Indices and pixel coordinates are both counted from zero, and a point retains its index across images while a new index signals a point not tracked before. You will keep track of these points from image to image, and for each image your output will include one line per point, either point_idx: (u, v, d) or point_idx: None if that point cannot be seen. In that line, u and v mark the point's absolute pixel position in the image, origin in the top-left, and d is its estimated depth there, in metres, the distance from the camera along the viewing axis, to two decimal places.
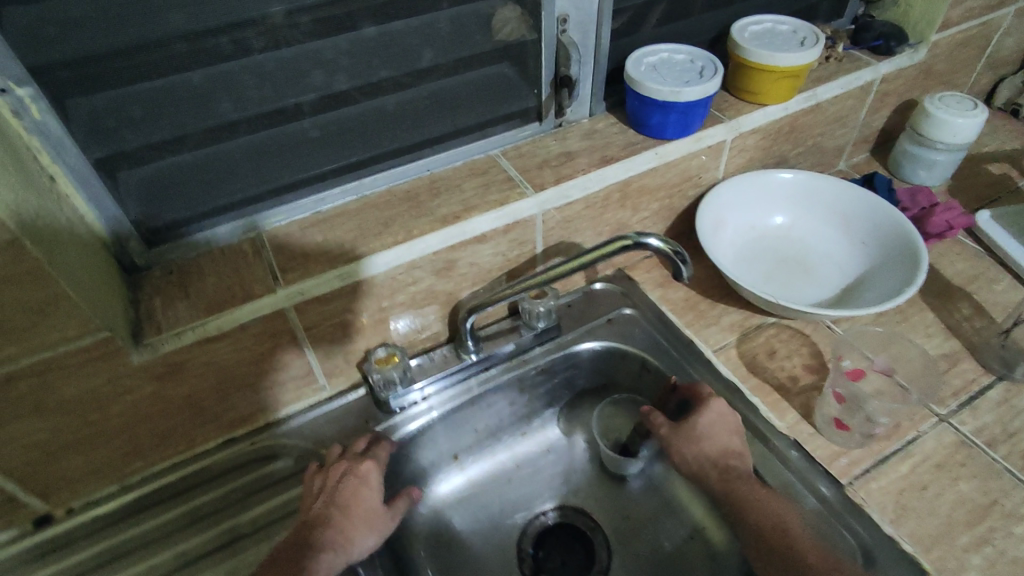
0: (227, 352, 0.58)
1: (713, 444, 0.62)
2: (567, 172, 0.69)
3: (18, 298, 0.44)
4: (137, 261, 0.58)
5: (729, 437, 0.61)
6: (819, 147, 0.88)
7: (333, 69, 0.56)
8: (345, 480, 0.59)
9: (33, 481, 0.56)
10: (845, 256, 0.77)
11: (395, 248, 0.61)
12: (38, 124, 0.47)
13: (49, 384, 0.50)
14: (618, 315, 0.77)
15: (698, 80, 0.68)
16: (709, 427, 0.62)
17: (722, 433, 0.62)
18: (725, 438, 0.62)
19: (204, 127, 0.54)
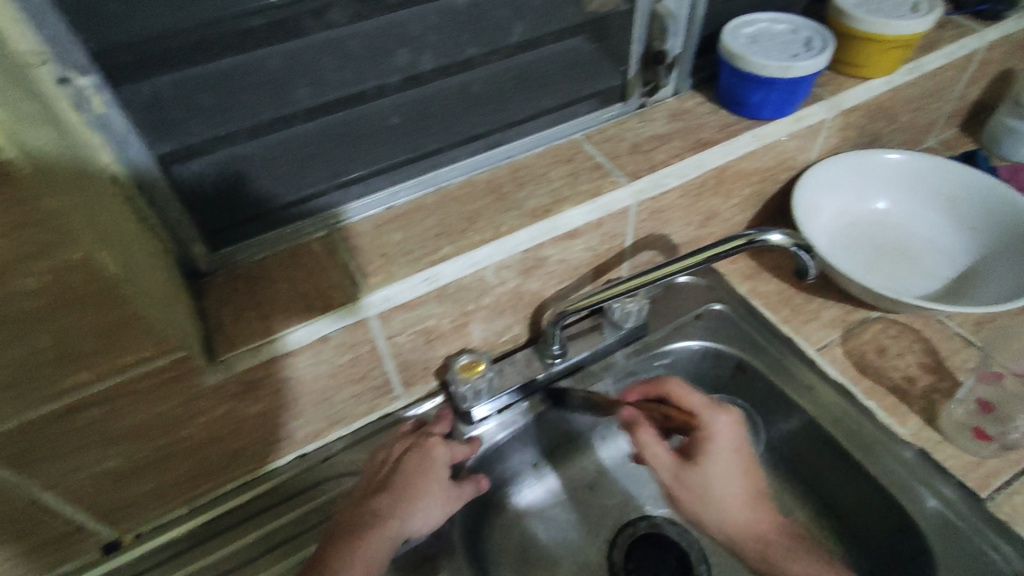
0: (306, 366, 0.52)
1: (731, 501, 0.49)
2: (661, 157, 0.62)
3: (92, 322, 0.38)
4: (201, 266, 0.52)
5: (748, 475, 0.51)
6: (912, 123, 0.81)
7: (419, 47, 0.50)
8: (410, 453, 0.55)
9: (100, 507, 0.51)
10: (952, 244, 0.71)
11: (484, 246, 0.54)
12: (100, 118, 0.40)
13: (118, 411, 0.45)
14: (707, 310, 0.72)
15: (806, 54, 0.62)
16: (721, 469, 0.50)
17: (732, 471, 0.50)
18: (736, 479, 0.50)
19: (278, 116, 0.48)
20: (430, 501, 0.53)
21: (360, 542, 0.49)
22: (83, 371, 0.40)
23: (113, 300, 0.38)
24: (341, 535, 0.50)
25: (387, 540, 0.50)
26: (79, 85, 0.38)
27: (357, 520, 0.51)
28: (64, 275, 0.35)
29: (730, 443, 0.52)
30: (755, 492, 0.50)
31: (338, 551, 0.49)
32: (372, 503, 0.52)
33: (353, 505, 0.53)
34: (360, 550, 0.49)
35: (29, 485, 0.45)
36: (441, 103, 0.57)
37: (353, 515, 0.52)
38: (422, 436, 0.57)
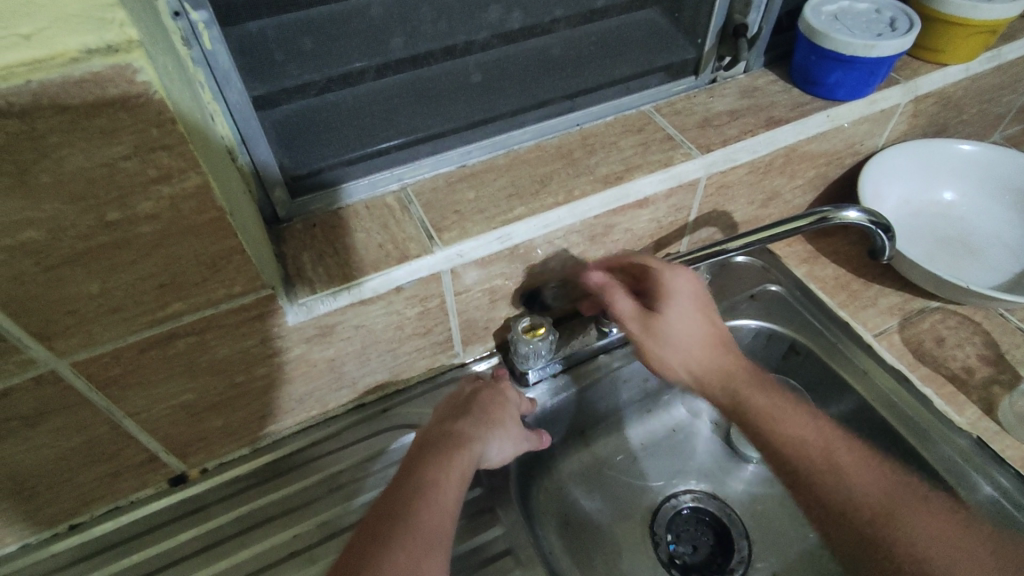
0: (378, 316, 0.53)
1: (688, 333, 0.55)
2: (732, 132, 0.62)
3: (195, 251, 0.39)
4: (278, 212, 0.53)
5: (715, 353, 0.55)
6: (982, 115, 0.79)
7: (510, 5, 0.51)
8: (483, 389, 0.59)
9: (174, 439, 0.52)
10: (1017, 238, 0.70)
11: (557, 208, 0.55)
12: (207, 54, 0.41)
13: (205, 344, 0.46)
14: (762, 291, 0.71)
15: (891, 33, 0.61)
16: (678, 319, 0.55)
17: (694, 312, 0.55)
18: (705, 325, 0.55)
19: (370, 65, 0.49)
20: (503, 438, 0.56)
21: (450, 461, 0.51)
22: (181, 300, 0.42)
23: (217, 231, 0.39)
24: (427, 453, 0.52)
25: (472, 462, 0.52)
26: (193, 19, 0.39)
27: (442, 443, 0.53)
28: (177, 203, 0.36)
29: (696, 292, 0.56)
30: (715, 337, 0.55)
31: (430, 465, 0.50)
32: (455, 430, 0.54)
33: (429, 431, 0.55)
34: (452, 467, 0.51)
35: (116, 410, 0.46)
36: (520, 65, 0.58)
37: (434, 438, 0.54)
38: (494, 380, 0.60)
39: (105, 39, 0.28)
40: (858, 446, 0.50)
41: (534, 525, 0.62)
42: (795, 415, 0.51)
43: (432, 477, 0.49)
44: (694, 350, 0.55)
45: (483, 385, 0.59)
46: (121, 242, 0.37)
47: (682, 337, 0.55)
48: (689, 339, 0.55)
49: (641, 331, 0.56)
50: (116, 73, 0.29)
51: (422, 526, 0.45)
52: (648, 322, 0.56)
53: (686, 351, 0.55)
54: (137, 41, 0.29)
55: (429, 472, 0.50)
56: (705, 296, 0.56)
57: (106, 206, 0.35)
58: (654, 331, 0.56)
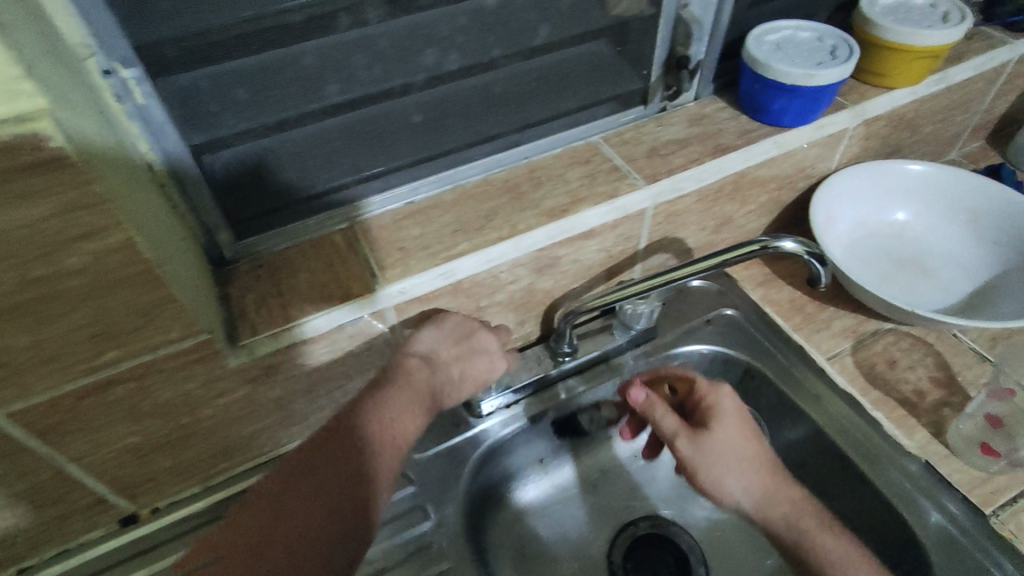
0: (323, 354, 0.54)
1: (751, 459, 0.53)
2: (679, 162, 0.63)
3: (128, 301, 0.40)
4: (225, 254, 0.54)
5: (732, 449, 0.54)
6: (936, 135, 0.80)
7: (447, 46, 0.51)
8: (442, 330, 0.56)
9: (121, 481, 0.53)
10: (970, 259, 0.70)
11: (500, 243, 0.56)
12: (140, 108, 0.42)
13: (146, 389, 0.47)
14: (718, 315, 0.71)
15: (831, 61, 0.62)
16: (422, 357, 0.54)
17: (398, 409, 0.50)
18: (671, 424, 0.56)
19: (307, 111, 0.50)
20: (462, 392, 0.57)
21: (405, 414, 0.49)
22: (116, 348, 0.43)
23: (149, 283, 0.40)
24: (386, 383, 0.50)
25: (427, 418, 0.51)
26: (123, 76, 0.40)
27: (410, 377, 0.51)
28: (103, 257, 0.37)
29: (737, 429, 0.54)
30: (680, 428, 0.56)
31: (384, 404, 0.49)
32: (426, 378, 0.52)
33: (399, 357, 0.53)
34: (415, 388, 0.51)
35: (58, 455, 0.47)
36: (462, 102, 0.58)
37: (402, 371, 0.52)
38: (494, 351, 0.58)
39: (14, 109, 0.29)
40: (733, 448, 0.54)
41: (488, 558, 0.63)
42: (735, 456, 0.53)
43: (391, 440, 0.47)
44: (740, 454, 0.53)
45: (472, 329, 0.57)
46: (48, 296, 0.37)
47: (734, 457, 0.53)
48: (744, 460, 0.53)
49: (692, 446, 0.55)
50: (28, 140, 0.30)
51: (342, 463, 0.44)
52: (697, 440, 0.55)
53: (740, 469, 0.53)
54: (48, 108, 0.30)
55: (380, 398, 0.49)
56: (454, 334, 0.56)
57: (30, 264, 0.35)
58: (705, 448, 0.54)
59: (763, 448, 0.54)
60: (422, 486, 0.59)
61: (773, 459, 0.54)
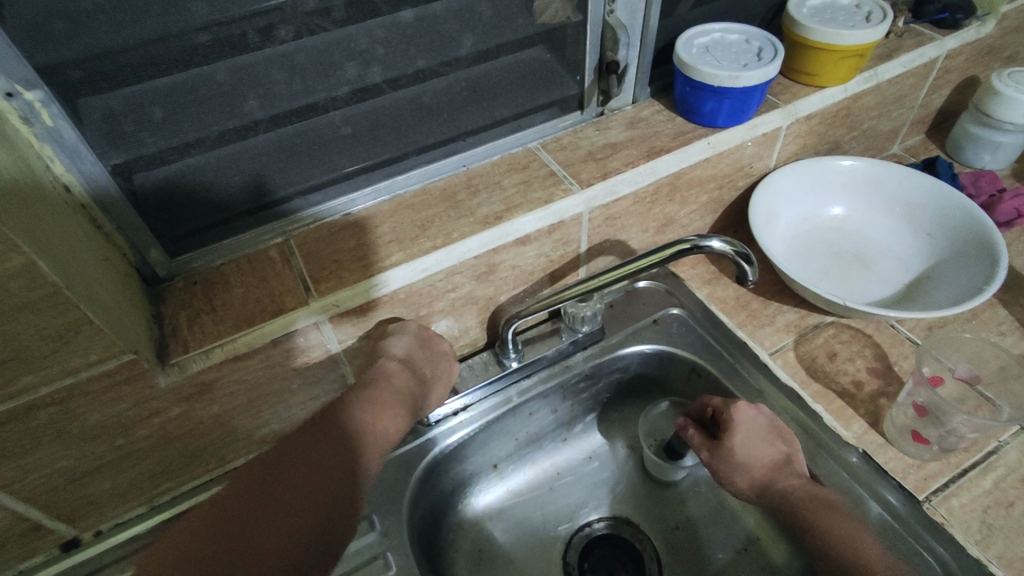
0: (260, 369, 0.54)
1: (758, 460, 0.58)
2: (614, 165, 0.64)
3: (38, 325, 0.40)
4: (158, 272, 0.54)
5: (763, 448, 0.58)
6: (874, 131, 0.82)
7: (367, 60, 0.52)
8: (415, 343, 0.56)
9: (57, 507, 0.52)
10: (907, 250, 0.72)
11: (434, 252, 0.56)
12: (50, 130, 0.43)
13: (72, 412, 0.46)
14: (664, 315, 0.72)
15: (757, 63, 0.63)
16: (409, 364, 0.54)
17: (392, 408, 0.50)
18: (760, 449, 0.58)
19: (228, 128, 0.50)
20: (432, 401, 0.57)
21: (386, 419, 0.49)
22: (31, 373, 0.42)
23: (58, 306, 0.40)
24: (371, 388, 0.50)
25: (404, 423, 0.51)
26: (27, 98, 0.41)
27: (388, 380, 0.52)
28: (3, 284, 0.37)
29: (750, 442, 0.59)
30: (775, 446, 0.58)
31: (370, 404, 0.49)
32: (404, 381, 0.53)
33: (376, 362, 0.54)
34: (389, 385, 0.51)
35: None
36: (393, 114, 0.57)
37: (381, 373, 0.52)
38: (449, 353, 0.58)
39: None
40: (768, 451, 0.58)
41: (440, 566, 0.63)
42: (766, 450, 0.58)
43: (371, 438, 0.47)
44: (754, 458, 0.58)
45: (432, 334, 0.58)
46: None
47: (741, 460, 0.58)
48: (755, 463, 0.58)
49: (711, 457, 0.61)
50: None
51: (339, 446, 0.45)
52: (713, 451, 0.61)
53: (746, 470, 0.58)
54: None
55: (367, 399, 0.49)
56: (422, 343, 0.56)
57: None
58: (721, 458, 0.60)
59: (779, 453, 0.58)
60: (368, 497, 0.59)
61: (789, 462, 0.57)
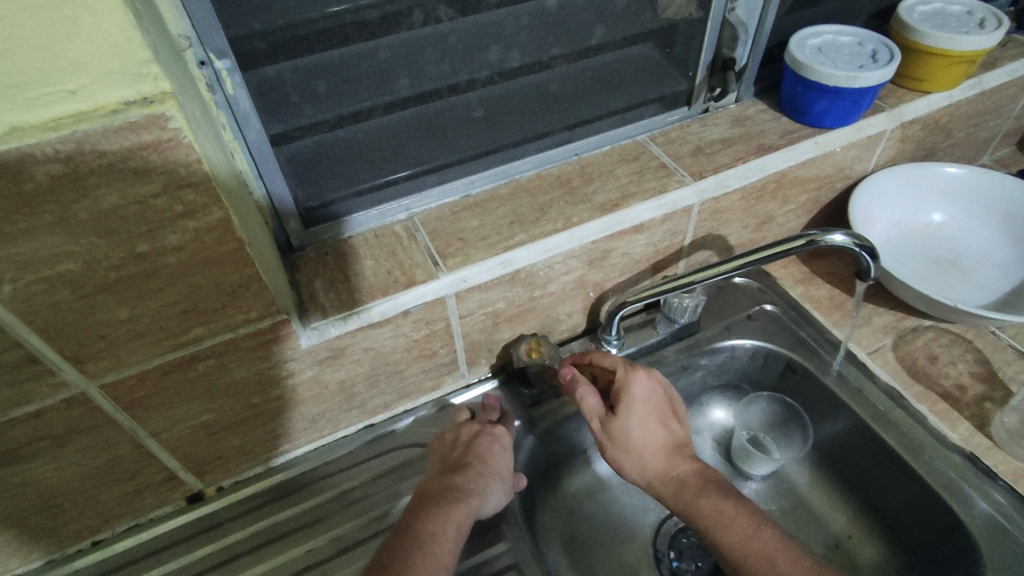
0: (386, 338, 0.56)
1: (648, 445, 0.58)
2: (724, 160, 0.65)
3: (218, 280, 0.42)
4: (292, 242, 0.56)
5: (654, 435, 0.58)
6: (970, 139, 0.82)
7: (509, 45, 0.55)
8: (478, 437, 0.60)
9: (192, 459, 0.55)
10: (1007, 259, 0.72)
11: (556, 235, 0.58)
12: (229, 99, 0.45)
13: (224, 366, 0.49)
14: (758, 311, 0.73)
15: (873, 65, 0.64)
16: (484, 451, 0.59)
17: (495, 485, 0.58)
18: (660, 434, 0.58)
19: (379, 103, 0.53)
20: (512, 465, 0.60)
21: (485, 493, 0.56)
22: (202, 325, 0.45)
23: (238, 262, 0.42)
24: (463, 468, 0.57)
25: (501, 498, 0.58)
26: (216, 67, 0.43)
27: (446, 477, 0.57)
28: (201, 235, 0.39)
29: (640, 412, 0.58)
30: (674, 445, 0.58)
31: (465, 485, 0.56)
32: (481, 452, 0.58)
33: (442, 466, 0.58)
34: (447, 479, 0.56)
35: (140, 430, 0.49)
36: (521, 100, 0.60)
37: (432, 480, 0.57)
38: (488, 424, 0.62)
39: (139, 92, 0.31)
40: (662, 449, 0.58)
41: (538, 542, 0.64)
42: (646, 426, 0.58)
43: (475, 507, 0.55)
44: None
45: (469, 423, 0.62)
46: (149, 273, 0.39)
47: (638, 447, 0.58)
48: (648, 451, 0.57)
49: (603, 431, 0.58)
50: (151, 121, 0.33)
51: (453, 515, 0.53)
52: (609, 420, 0.58)
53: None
54: (170, 92, 0.32)
55: (461, 479, 0.56)
56: (472, 434, 0.60)
57: (137, 239, 0.37)
58: (614, 433, 0.58)
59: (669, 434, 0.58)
60: None
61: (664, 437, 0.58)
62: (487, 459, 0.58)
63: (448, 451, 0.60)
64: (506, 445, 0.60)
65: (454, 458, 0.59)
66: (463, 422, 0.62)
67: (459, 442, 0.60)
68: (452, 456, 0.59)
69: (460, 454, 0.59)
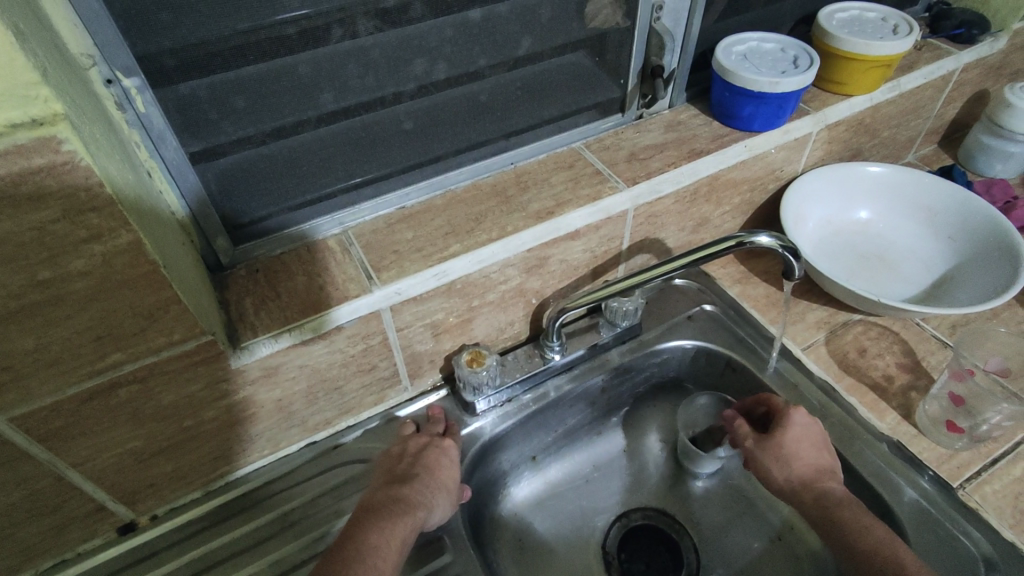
0: (322, 354, 0.55)
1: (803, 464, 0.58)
2: (656, 165, 0.66)
3: (132, 303, 0.41)
4: (222, 260, 0.55)
5: (818, 456, 0.58)
6: (894, 139, 0.85)
7: (435, 57, 0.55)
8: (425, 449, 0.60)
9: (120, 488, 0.53)
10: (930, 253, 0.75)
11: (491, 244, 0.58)
12: (141, 117, 0.44)
13: (149, 392, 0.47)
14: (698, 311, 0.75)
15: (794, 71, 0.66)
16: (433, 461, 0.58)
17: (442, 495, 0.57)
18: (819, 461, 0.57)
19: (304, 118, 0.52)
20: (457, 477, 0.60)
21: (432, 505, 0.56)
22: (120, 351, 0.43)
23: (152, 285, 0.41)
24: (410, 479, 0.56)
25: (446, 510, 0.57)
26: (125, 85, 0.42)
27: (394, 489, 0.56)
28: (110, 259, 0.38)
29: (800, 436, 0.59)
30: (828, 471, 0.57)
31: (410, 496, 0.55)
32: (428, 463, 0.58)
33: (389, 479, 0.58)
34: (393, 491, 0.55)
35: (60, 461, 0.47)
36: (452, 111, 0.60)
37: (379, 492, 0.56)
38: (436, 437, 0.62)
39: (26, 114, 0.30)
40: (822, 467, 0.57)
41: (487, 552, 0.64)
42: (811, 451, 0.58)
43: (420, 519, 0.54)
44: (800, 458, 0.58)
45: (416, 435, 0.61)
46: (56, 299, 0.38)
47: (792, 465, 0.58)
48: (798, 470, 0.58)
49: (756, 448, 0.61)
50: (41, 144, 0.31)
51: (398, 525, 0.52)
52: (760, 440, 0.61)
53: (789, 464, 0.58)
54: (62, 114, 0.31)
55: (407, 491, 0.55)
56: (421, 446, 0.60)
57: (38, 266, 0.36)
58: (765, 451, 0.60)
59: (827, 462, 0.57)
60: None
61: (826, 463, 0.57)
62: (434, 470, 0.58)
63: (395, 464, 0.59)
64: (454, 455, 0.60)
65: (400, 471, 0.58)
66: (409, 435, 0.62)
67: (407, 454, 0.60)
68: (399, 468, 0.58)
69: (409, 465, 0.58)
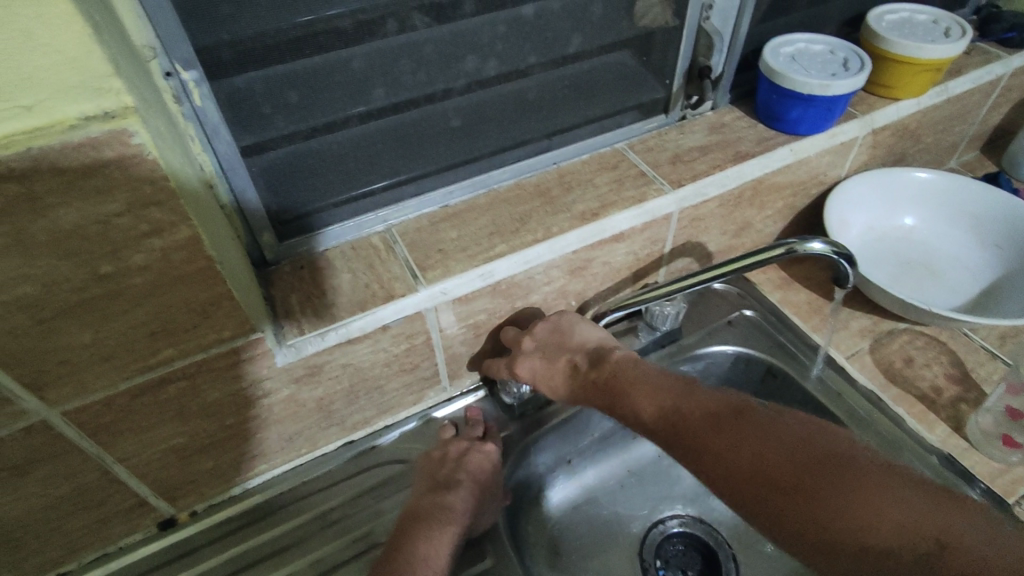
0: (365, 353, 0.55)
1: None
2: (701, 168, 0.65)
3: (187, 299, 0.41)
4: (266, 255, 0.54)
5: None
6: (939, 144, 0.84)
7: (486, 54, 0.54)
8: (465, 453, 0.59)
9: (163, 483, 0.53)
10: (977, 262, 0.74)
11: (537, 245, 0.57)
12: (197, 109, 0.44)
13: (198, 388, 0.47)
14: (738, 316, 0.74)
15: (844, 73, 0.65)
16: (474, 467, 0.58)
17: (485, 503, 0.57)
18: None
19: (354, 114, 0.52)
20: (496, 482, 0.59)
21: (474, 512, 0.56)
22: (173, 347, 0.43)
23: (208, 280, 0.40)
24: (454, 485, 0.56)
25: (489, 517, 0.57)
26: (183, 78, 0.42)
27: (438, 496, 0.55)
28: (170, 254, 0.38)
29: None
30: None
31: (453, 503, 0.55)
32: (471, 469, 0.57)
33: (433, 484, 0.57)
34: (437, 499, 0.55)
35: (107, 456, 0.47)
36: (497, 108, 0.59)
37: (423, 498, 0.56)
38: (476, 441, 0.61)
39: (101, 107, 0.30)
40: None
41: (524, 557, 0.63)
42: None
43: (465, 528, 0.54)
44: None
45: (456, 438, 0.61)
46: (115, 294, 0.38)
47: None
48: None
49: None
50: (113, 137, 0.31)
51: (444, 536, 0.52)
52: None
53: None
54: (133, 106, 0.31)
55: (451, 498, 0.55)
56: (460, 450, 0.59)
57: (100, 260, 0.36)
58: None
59: None
60: None
61: None
62: (475, 477, 0.57)
63: (436, 468, 0.59)
64: (493, 461, 0.60)
65: (443, 475, 0.57)
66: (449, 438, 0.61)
67: (448, 458, 0.59)
68: (441, 473, 0.58)
69: (450, 471, 0.57)
